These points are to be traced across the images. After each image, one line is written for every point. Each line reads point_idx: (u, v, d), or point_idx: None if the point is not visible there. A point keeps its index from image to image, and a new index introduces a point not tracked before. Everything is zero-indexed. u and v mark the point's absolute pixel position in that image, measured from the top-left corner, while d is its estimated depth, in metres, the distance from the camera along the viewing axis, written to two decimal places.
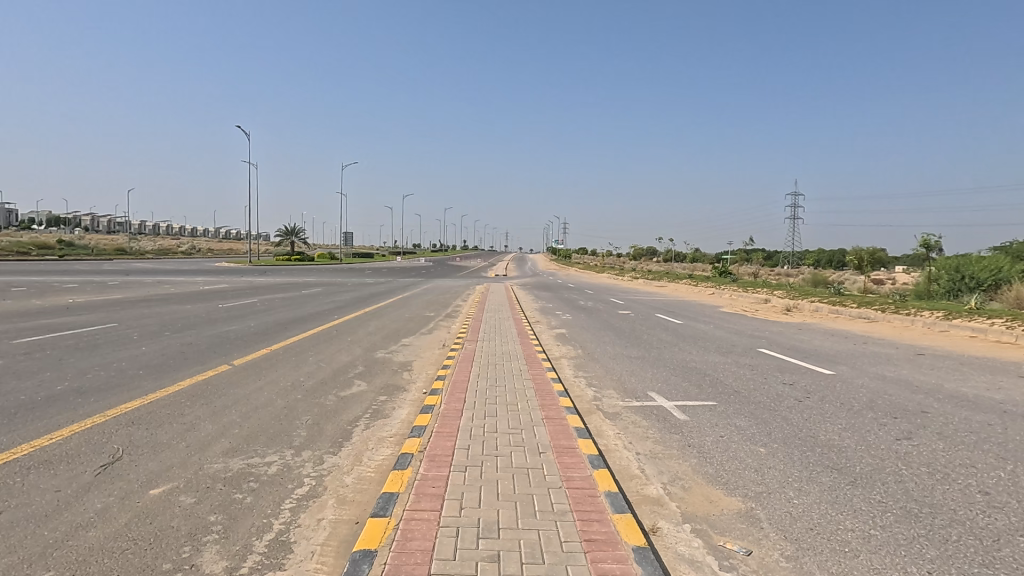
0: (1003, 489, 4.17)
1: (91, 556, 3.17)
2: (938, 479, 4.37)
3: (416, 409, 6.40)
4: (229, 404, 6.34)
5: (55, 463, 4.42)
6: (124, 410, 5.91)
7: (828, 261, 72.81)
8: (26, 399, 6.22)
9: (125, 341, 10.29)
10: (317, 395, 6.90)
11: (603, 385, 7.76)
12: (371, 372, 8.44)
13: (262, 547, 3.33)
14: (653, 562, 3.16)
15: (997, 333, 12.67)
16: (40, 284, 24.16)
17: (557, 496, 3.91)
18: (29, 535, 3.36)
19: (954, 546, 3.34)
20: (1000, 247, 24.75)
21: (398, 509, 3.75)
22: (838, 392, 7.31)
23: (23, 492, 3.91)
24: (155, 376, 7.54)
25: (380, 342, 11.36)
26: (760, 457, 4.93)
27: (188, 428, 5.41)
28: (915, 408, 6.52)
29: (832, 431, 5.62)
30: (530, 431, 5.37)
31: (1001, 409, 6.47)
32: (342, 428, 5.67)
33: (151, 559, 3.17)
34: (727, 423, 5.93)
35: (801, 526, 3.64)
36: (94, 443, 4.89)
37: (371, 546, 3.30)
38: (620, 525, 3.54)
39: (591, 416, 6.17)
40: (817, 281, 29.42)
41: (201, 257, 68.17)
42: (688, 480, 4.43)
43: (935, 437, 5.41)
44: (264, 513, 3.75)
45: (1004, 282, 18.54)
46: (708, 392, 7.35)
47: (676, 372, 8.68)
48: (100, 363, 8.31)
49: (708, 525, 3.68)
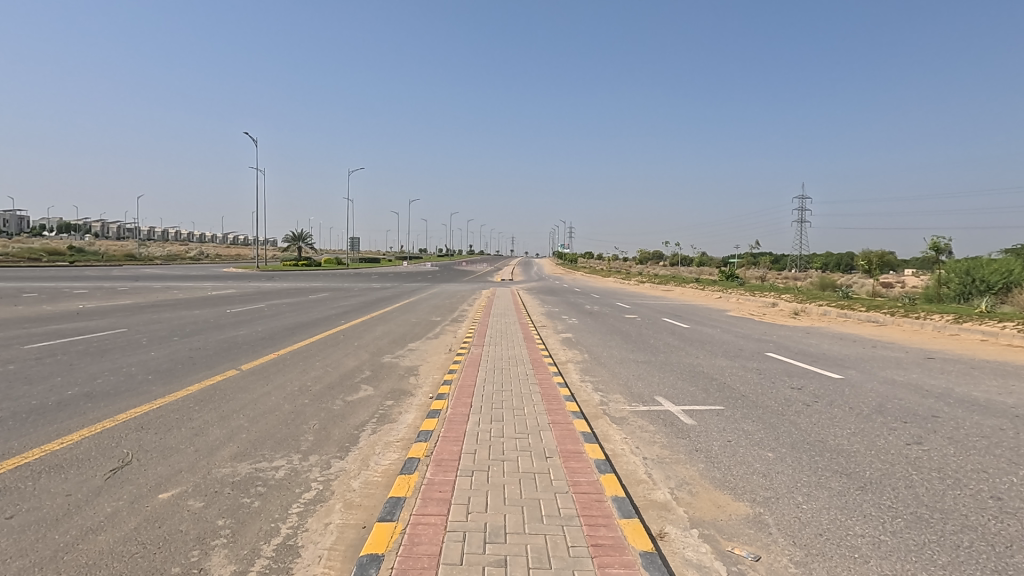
0: (1016, 495, 4.13)
1: (102, 559, 3.19)
2: (950, 484, 4.33)
3: (423, 412, 6.44)
4: (238, 408, 6.38)
5: (66, 467, 4.46)
6: (133, 414, 5.96)
7: (836, 265, 72.77)
8: (39, 403, 6.32)
9: (134, 347, 10.33)
10: (324, 400, 6.92)
11: (610, 390, 7.73)
12: (378, 376, 8.47)
13: (269, 551, 3.35)
14: (660, 566, 3.16)
15: (1008, 336, 12.57)
16: (50, 290, 24.61)
17: (564, 501, 3.90)
18: (40, 538, 3.39)
19: (966, 552, 3.31)
20: (1015, 249, 24.26)
21: (404, 514, 3.75)
22: (847, 396, 7.26)
23: (35, 495, 3.95)
24: (163, 382, 7.57)
25: (386, 347, 11.38)
26: (768, 462, 4.90)
27: (197, 432, 5.45)
28: (925, 412, 6.47)
29: (841, 436, 5.59)
30: (536, 435, 5.38)
31: (1014, 413, 6.42)
32: (349, 432, 5.68)
33: (160, 563, 3.19)
34: (735, 428, 5.91)
35: (809, 531, 3.62)
36: (103, 447, 4.94)
37: (378, 550, 3.31)
38: (627, 530, 3.53)
39: (599, 421, 6.16)
40: (825, 286, 29.37)
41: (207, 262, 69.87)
42: (696, 485, 4.42)
43: (945, 442, 5.37)
44: (272, 517, 3.78)
45: (1015, 285, 18.39)
46: (716, 397, 7.32)
47: (683, 377, 8.65)
48: (110, 368, 8.36)
49: (716, 530, 3.66)
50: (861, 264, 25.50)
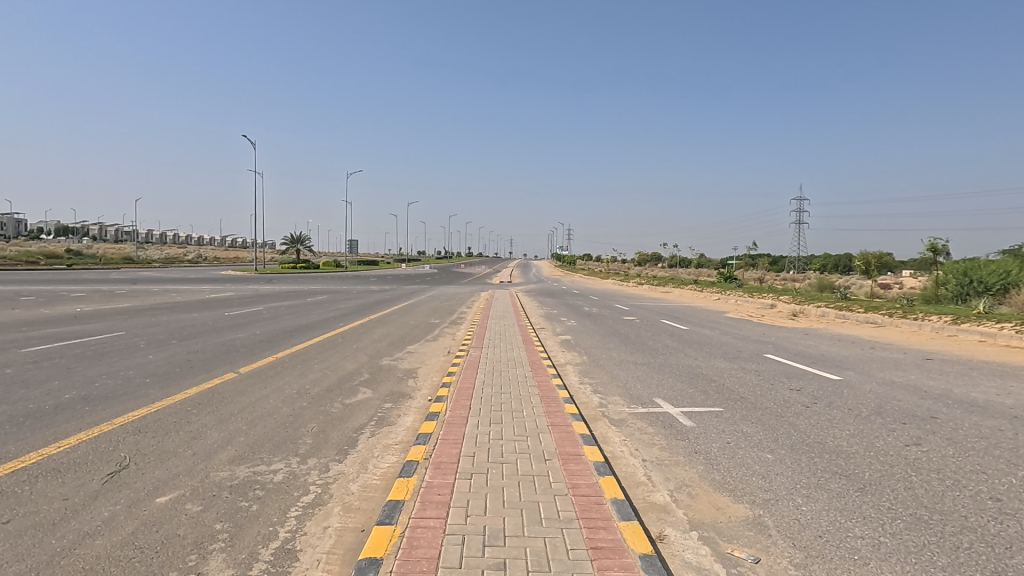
0: (1015, 495, 4.13)
1: (100, 564, 3.18)
2: (949, 485, 4.33)
3: (422, 415, 6.45)
4: (235, 411, 6.36)
5: (63, 471, 4.44)
6: (130, 418, 5.94)
7: (834, 266, 73.08)
8: (35, 407, 6.28)
9: (131, 350, 10.29)
10: (322, 403, 6.90)
11: (609, 392, 7.72)
12: (377, 379, 8.46)
13: (267, 555, 3.33)
14: (660, 568, 3.15)
15: (1006, 337, 12.61)
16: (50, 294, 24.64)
17: (563, 503, 3.89)
18: (37, 543, 3.37)
19: (966, 554, 3.30)
20: (1011, 250, 24.31)
21: (403, 518, 3.74)
22: (846, 397, 7.29)
23: (31, 500, 3.93)
24: (161, 385, 7.54)
25: (385, 349, 11.37)
26: (767, 464, 4.89)
27: (195, 436, 5.43)
28: (924, 413, 6.49)
29: (839, 437, 5.60)
30: (535, 437, 5.37)
31: (1012, 414, 6.44)
32: (347, 435, 5.67)
33: (157, 568, 3.17)
34: (734, 430, 5.91)
35: (810, 533, 3.61)
36: (100, 451, 4.92)
37: (377, 554, 3.29)
38: (627, 533, 3.52)
39: (597, 423, 6.15)
40: (824, 288, 29.50)
41: (204, 265, 70.16)
42: (696, 487, 4.41)
43: (943, 442, 5.38)
44: (270, 521, 3.76)
45: (1013, 286, 18.43)
46: (716, 398, 7.32)
47: (683, 378, 8.66)
48: (107, 371, 8.35)
49: (716, 532, 3.65)
50: (858, 264, 25.60)
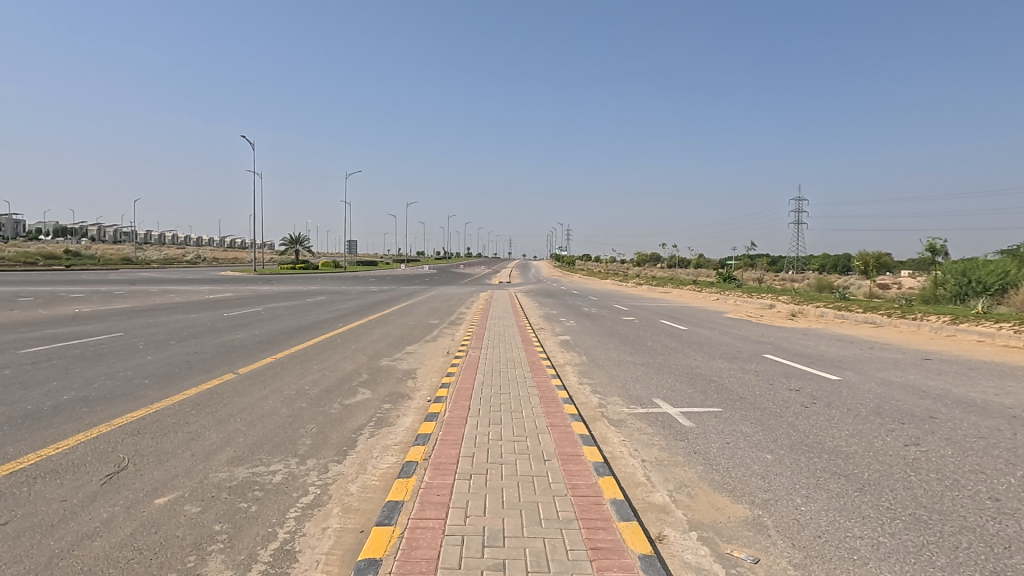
0: (1014, 495, 4.13)
1: (99, 565, 3.17)
2: (948, 485, 4.33)
3: (421, 415, 6.44)
4: (234, 412, 6.36)
5: (62, 472, 4.44)
6: (129, 419, 5.94)
7: (833, 266, 73.21)
8: (34, 407, 6.28)
9: (130, 351, 10.29)
10: (321, 403, 6.90)
11: (608, 392, 7.72)
12: (376, 380, 8.46)
13: (267, 555, 3.33)
14: (659, 568, 3.14)
15: (1005, 337, 12.63)
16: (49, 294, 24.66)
17: (562, 504, 3.89)
18: (36, 544, 3.36)
19: (965, 554, 3.31)
20: (1010, 250, 24.34)
21: (403, 518, 3.74)
22: (845, 397, 7.29)
23: (30, 501, 3.93)
24: (160, 386, 7.53)
25: (384, 350, 11.38)
26: (767, 464, 4.89)
27: (194, 437, 5.43)
28: (922, 413, 6.50)
29: (838, 437, 5.60)
30: (535, 438, 5.37)
31: (1010, 414, 6.45)
32: (346, 436, 5.67)
33: (157, 568, 3.17)
34: (733, 430, 5.91)
35: (809, 533, 3.62)
36: (99, 451, 4.92)
37: (376, 555, 3.29)
38: (626, 533, 3.52)
39: (596, 423, 6.15)
40: (822, 288, 29.56)
41: (203, 266, 70.20)
42: (695, 487, 4.41)
43: (942, 442, 5.39)
44: (269, 522, 3.75)
45: (1011, 286, 18.46)
46: (715, 398, 7.33)
47: (682, 378, 8.67)
48: (106, 372, 8.34)
49: (716, 532, 3.65)
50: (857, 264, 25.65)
